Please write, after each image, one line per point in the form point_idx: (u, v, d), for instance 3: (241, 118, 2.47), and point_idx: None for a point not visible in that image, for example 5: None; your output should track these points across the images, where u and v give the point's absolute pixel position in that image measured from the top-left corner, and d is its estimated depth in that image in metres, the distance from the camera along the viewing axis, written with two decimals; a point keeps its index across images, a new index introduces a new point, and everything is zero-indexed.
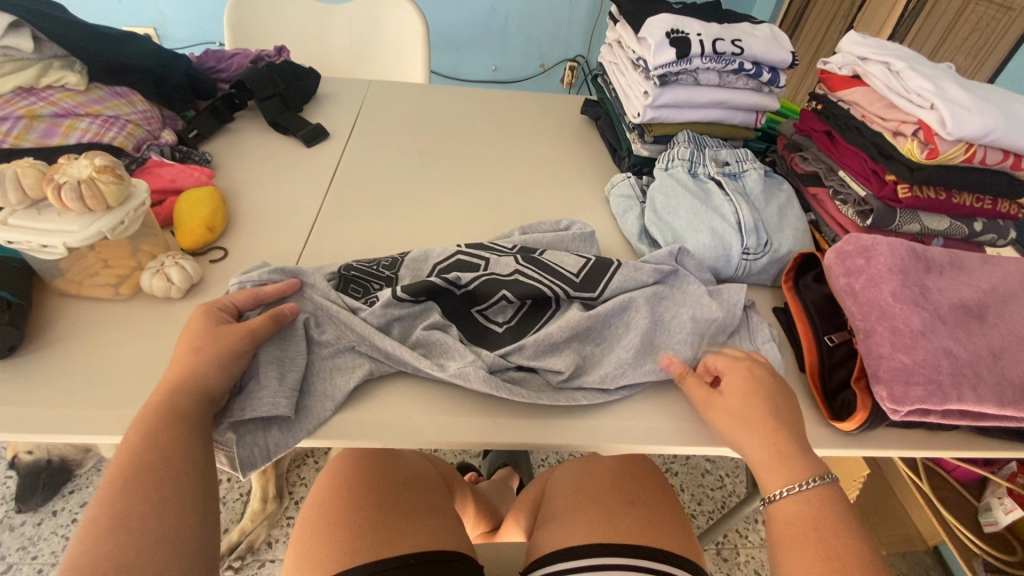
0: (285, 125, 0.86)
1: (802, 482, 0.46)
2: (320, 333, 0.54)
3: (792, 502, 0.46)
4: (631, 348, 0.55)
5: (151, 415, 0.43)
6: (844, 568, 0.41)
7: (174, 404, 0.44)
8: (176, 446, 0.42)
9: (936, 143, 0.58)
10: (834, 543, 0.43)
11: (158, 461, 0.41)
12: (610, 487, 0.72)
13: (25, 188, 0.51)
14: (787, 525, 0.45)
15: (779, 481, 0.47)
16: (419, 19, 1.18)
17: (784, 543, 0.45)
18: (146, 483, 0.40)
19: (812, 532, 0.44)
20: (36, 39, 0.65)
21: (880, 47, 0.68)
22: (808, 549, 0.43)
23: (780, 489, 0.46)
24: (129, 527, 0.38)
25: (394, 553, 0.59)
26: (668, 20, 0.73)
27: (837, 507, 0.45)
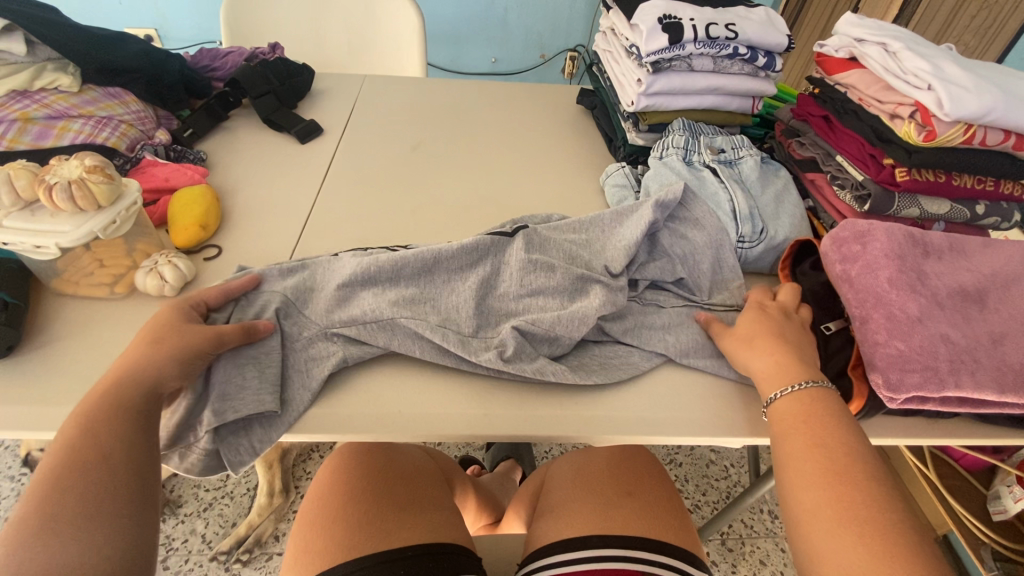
0: (279, 122, 0.86)
1: (795, 384, 0.49)
2: (294, 322, 0.54)
3: (789, 402, 0.48)
4: (620, 233, 0.61)
5: (93, 401, 0.43)
6: (831, 455, 0.43)
7: (116, 391, 0.44)
8: (111, 431, 0.41)
9: (934, 125, 0.57)
10: (822, 436, 0.45)
11: (91, 449, 0.40)
12: (610, 477, 0.72)
13: (17, 190, 0.52)
14: (785, 421, 0.47)
15: (773, 385, 0.50)
16: (415, 11, 1.17)
17: (780, 441, 0.47)
18: (75, 470, 0.39)
19: (802, 424, 0.46)
20: (29, 43, 0.66)
21: (878, 28, 0.67)
22: (799, 444, 0.45)
23: (776, 391, 0.49)
24: (52, 516, 0.37)
25: (394, 545, 0.59)
26: (660, 5, 0.72)
27: (829, 402, 0.47)
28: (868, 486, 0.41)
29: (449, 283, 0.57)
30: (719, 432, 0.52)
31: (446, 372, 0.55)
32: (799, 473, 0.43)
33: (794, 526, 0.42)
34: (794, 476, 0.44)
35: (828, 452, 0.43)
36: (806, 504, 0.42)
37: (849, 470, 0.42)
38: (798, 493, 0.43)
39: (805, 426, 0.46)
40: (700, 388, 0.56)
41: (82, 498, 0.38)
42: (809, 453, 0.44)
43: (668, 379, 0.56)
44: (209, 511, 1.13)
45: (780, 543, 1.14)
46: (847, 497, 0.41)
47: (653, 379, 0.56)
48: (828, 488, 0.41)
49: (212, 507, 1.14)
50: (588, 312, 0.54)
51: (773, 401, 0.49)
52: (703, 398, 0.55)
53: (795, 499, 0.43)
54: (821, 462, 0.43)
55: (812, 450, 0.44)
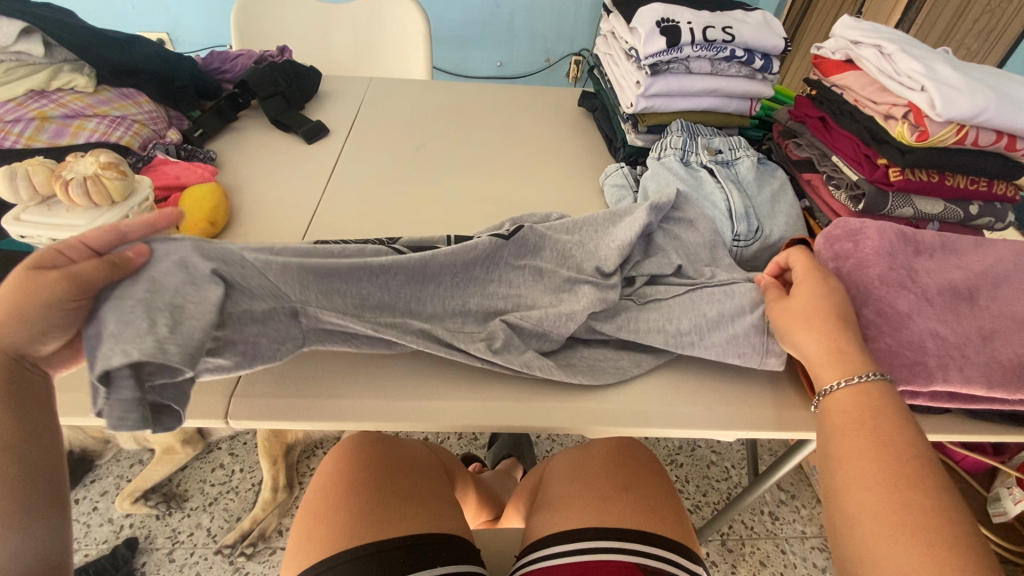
0: (286, 123, 0.88)
1: (859, 374, 0.46)
2: (259, 287, 0.46)
3: (850, 394, 0.45)
4: (612, 233, 0.61)
5: None
6: (896, 455, 0.40)
7: None
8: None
9: (926, 125, 0.58)
10: (887, 433, 0.42)
11: None
12: (608, 472, 0.73)
13: (35, 186, 0.54)
14: (843, 414, 0.45)
15: (834, 373, 0.47)
16: (420, 16, 1.20)
17: (838, 435, 0.44)
18: None
19: (861, 422, 0.43)
20: (47, 45, 0.69)
21: (874, 30, 0.68)
22: (860, 440, 0.42)
23: (836, 380, 0.47)
24: None
25: (394, 535, 0.61)
26: (659, 9, 0.73)
27: (890, 399, 0.44)
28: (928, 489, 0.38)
29: (446, 267, 0.54)
30: (711, 425, 0.53)
31: (446, 366, 0.56)
32: (860, 472, 0.40)
33: (846, 526, 0.40)
34: (853, 474, 0.41)
35: (892, 450, 0.41)
36: (865, 505, 0.39)
37: (917, 474, 0.39)
38: (856, 491, 0.40)
39: (866, 425, 0.43)
40: (694, 383, 0.57)
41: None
42: (873, 451, 0.41)
43: (663, 374, 0.57)
44: (214, 506, 1.15)
45: (781, 544, 1.14)
46: (912, 503, 0.38)
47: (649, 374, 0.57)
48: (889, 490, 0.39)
49: (218, 501, 1.16)
50: (576, 310, 0.55)
51: (831, 391, 0.47)
52: (695, 393, 0.56)
53: (851, 499, 0.40)
54: (886, 461, 0.40)
55: (877, 448, 0.41)
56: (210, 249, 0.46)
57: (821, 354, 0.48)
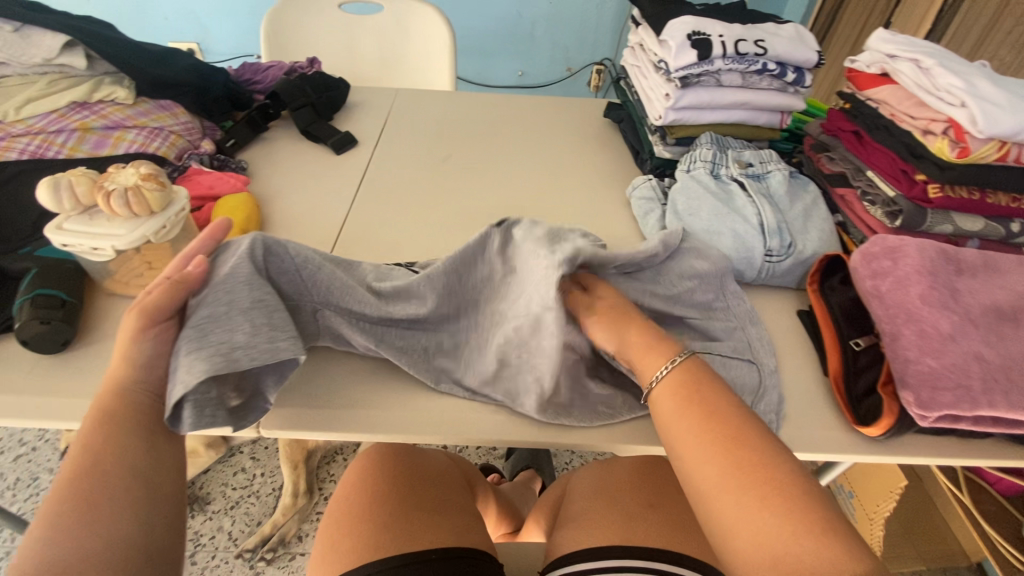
0: (316, 133, 0.89)
1: (669, 362, 0.49)
2: (296, 284, 0.53)
3: (671, 376, 0.48)
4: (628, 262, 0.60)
5: (87, 423, 0.42)
6: (718, 423, 0.44)
7: (108, 405, 0.42)
8: (111, 444, 0.41)
9: (968, 141, 0.57)
10: (709, 404, 0.45)
11: (96, 465, 0.40)
12: (633, 489, 0.72)
13: (77, 197, 0.56)
14: (666, 399, 0.48)
15: (655, 364, 0.50)
16: (446, 27, 1.22)
17: (669, 417, 0.47)
18: (87, 486, 0.39)
19: (684, 399, 0.46)
20: (89, 58, 0.71)
21: (910, 44, 0.67)
22: (687, 418, 0.45)
23: (658, 372, 0.49)
24: (79, 526, 0.38)
25: (418, 548, 0.60)
26: (689, 21, 0.72)
27: (705, 373, 0.48)
28: (759, 451, 0.42)
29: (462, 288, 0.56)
30: None
31: None
32: (692, 448, 0.44)
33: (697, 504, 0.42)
34: (692, 452, 0.43)
35: (718, 420, 0.44)
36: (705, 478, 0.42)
37: (739, 441, 0.43)
38: (698, 464, 0.43)
39: (688, 404, 0.46)
40: None
41: (86, 508, 0.38)
42: (698, 428, 0.44)
43: None
44: (235, 509, 1.16)
45: None
46: (738, 463, 0.41)
47: None
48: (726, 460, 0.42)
49: (239, 505, 1.17)
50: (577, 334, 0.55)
51: (656, 383, 0.49)
52: None
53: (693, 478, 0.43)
54: (710, 433, 0.43)
55: (701, 423, 0.44)
56: (276, 246, 0.52)
57: (644, 354, 0.51)
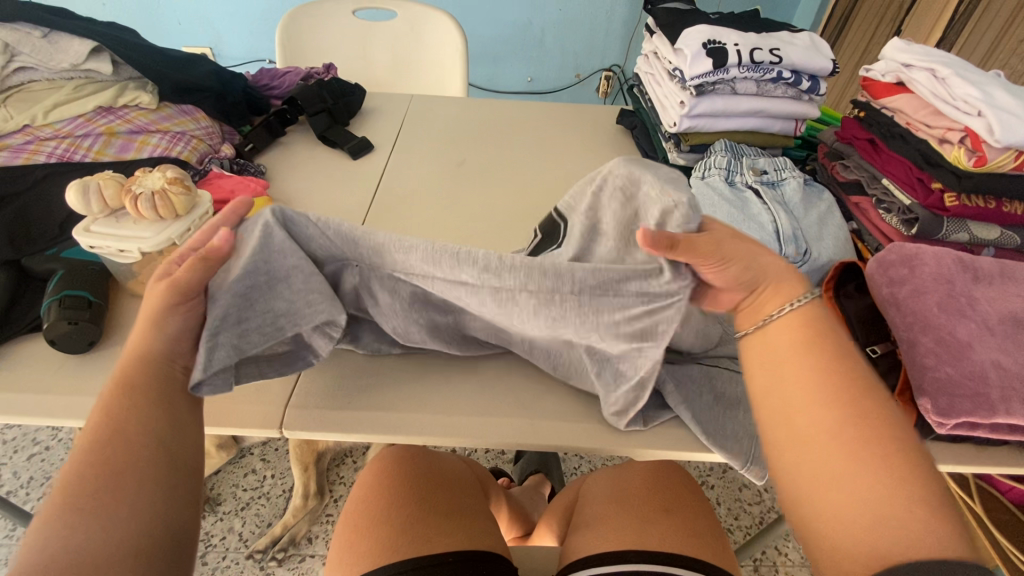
0: (333, 139, 0.90)
1: (794, 301, 0.47)
2: (327, 251, 0.48)
3: (796, 315, 0.47)
4: None
5: (109, 395, 0.42)
6: (839, 378, 0.44)
7: (131, 375, 0.43)
8: (132, 418, 0.41)
9: (984, 151, 0.57)
10: (832, 358, 0.45)
11: (115, 437, 0.40)
12: (646, 494, 0.72)
13: (105, 199, 0.57)
14: (783, 339, 0.47)
15: (775, 303, 0.47)
16: (460, 35, 1.23)
17: (782, 359, 0.46)
18: (102, 458, 0.39)
19: (799, 351, 0.46)
20: (114, 63, 0.73)
21: (925, 53, 0.67)
22: (808, 364, 0.45)
23: (779, 307, 0.47)
24: (90, 501, 0.38)
25: (434, 550, 0.61)
26: (705, 30, 0.73)
27: (825, 321, 0.47)
28: (876, 417, 0.42)
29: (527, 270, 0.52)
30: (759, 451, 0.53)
31: (492, 380, 0.57)
32: (806, 396, 0.44)
33: (797, 447, 0.43)
34: (803, 399, 0.44)
35: (842, 375, 0.44)
36: (817, 428, 0.43)
37: (858, 396, 0.43)
38: (808, 414, 0.43)
39: (805, 357, 0.45)
40: None
41: (104, 483, 0.39)
42: (819, 377, 0.44)
43: None
44: (246, 510, 1.17)
45: None
46: (854, 418, 0.42)
47: None
48: (839, 423, 0.42)
49: (249, 506, 1.18)
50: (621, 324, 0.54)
51: (772, 318, 0.47)
52: None
53: (800, 424, 0.43)
54: (835, 383, 0.44)
55: (824, 371, 0.44)
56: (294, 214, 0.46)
57: (773, 285, 0.48)
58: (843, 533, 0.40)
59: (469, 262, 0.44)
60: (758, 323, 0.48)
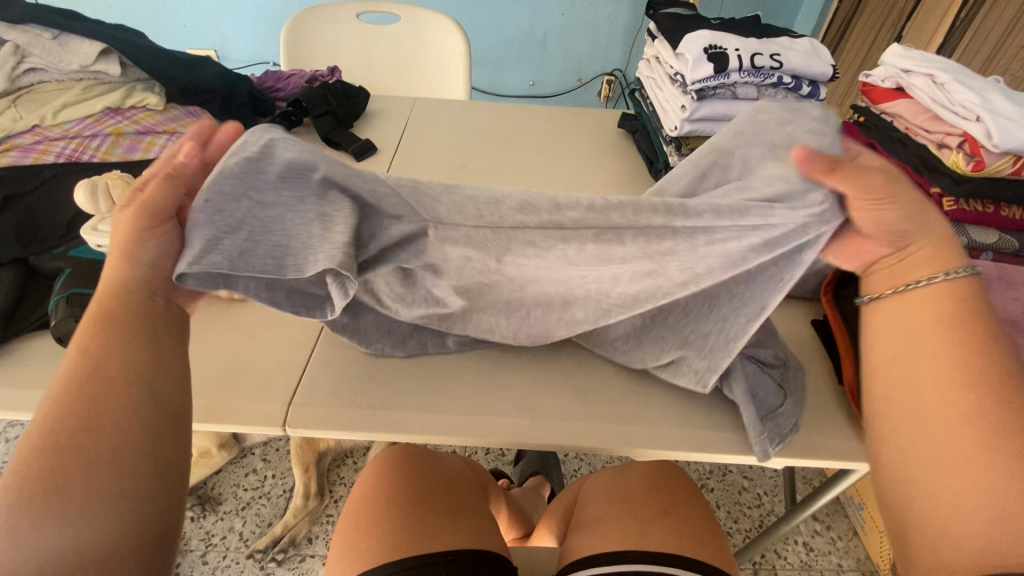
0: (336, 140, 0.91)
1: (947, 272, 0.45)
2: (395, 214, 0.42)
3: (934, 289, 0.45)
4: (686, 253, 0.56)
5: (88, 328, 0.42)
6: (970, 358, 0.42)
7: (107, 306, 0.42)
8: (113, 346, 0.41)
9: (982, 156, 0.58)
10: (971, 337, 0.43)
11: (96, 365, 0.40)
12: (645, 494, 0.72)
13: (113, 199, 0.58)
14: (920, 312, 0.45)
15: (922, 270, 0.45)
16: (463, 39, 1.24)
17: (911, 333, 0.45)
18: (85, 386, 0.39)
19: (934, 324, 0.44)
20: (123, 65, 0.74)
21: (925, 59, 0.68)
22: (936, 338, 0.43)
23: (926, 276, 0.45)
24: (75, 426, 0.38)
25: (434, 549, 0.61)
26: (707, 35, 0.74)
27: (972, 299, 0.44)
28: (1011, 401, 0.40)
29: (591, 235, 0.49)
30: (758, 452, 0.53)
31: (493, 380, 0.58)
32: (932, 371, 0.43)
33: (914, 421, 0.43)
34: (928, 373, 0.43)
35: (979, 356, 0.42)
36: (940, 404, 0.42)
37: (992, 378, 0.41)
38: (933, 391, 0.42)
39: (941, 329, 0.44)
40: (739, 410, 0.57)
41: (89, 409, 0.38)
42: (952, 354, 0.43)
43: (709, 399, 0.57)
44: (247, 510, 1.17)
45: None
46: (983, 401, 0.41)
47: (695, 399, 0.57)
48: (955, 400, 0.42)
49: (250, 506, 1.18)
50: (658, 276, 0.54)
51: (907, 289, 0.46)
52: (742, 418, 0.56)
53: (925, 398, 0.43)
54: (968, 362, 0.42)
55: (959, 348, 0.43)
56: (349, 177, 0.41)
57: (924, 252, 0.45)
58: (963, 519, 0.39)
59: (574, 204, 0.42)
60: (892, 289, 0.46)
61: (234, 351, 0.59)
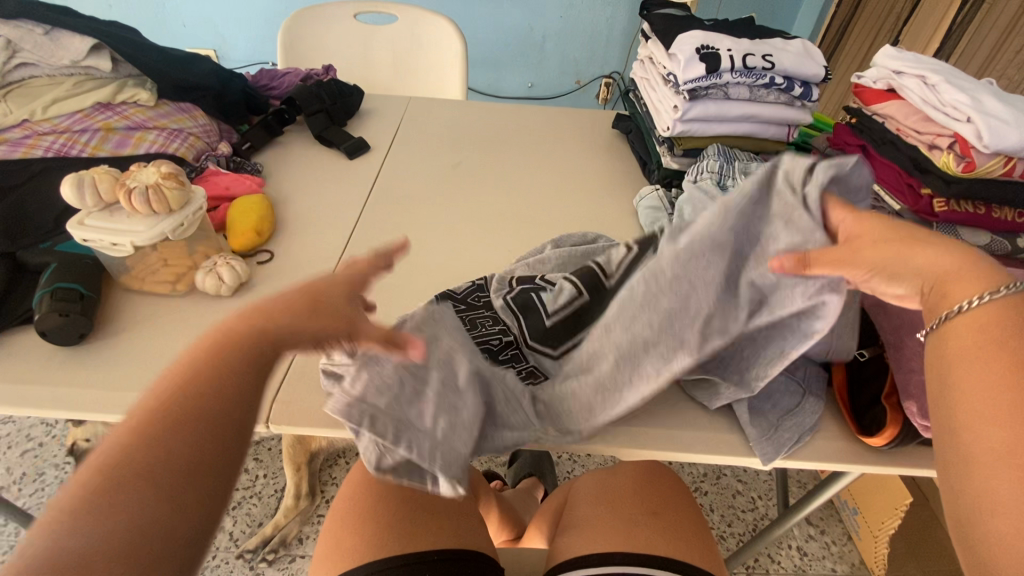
0: (329, 138, 0.91)
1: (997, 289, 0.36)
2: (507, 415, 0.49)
3: (980, 311, 0.36)
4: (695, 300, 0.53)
5: (203, 350, 0.37)
6: None
7: (237, 342, 0.38)
8: (216, 388, 0.35)
9: (973, 156, 0.58)
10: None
11: (191, 400, 0.34)
12: (634, 496, 0.71)
13: (100, 194, 0.57)
14: (967, 337, 0.36)
15: (966, 289, 0.37)
16: (460, 40, 1.24)
17: (961, 363, 0.36)
18: (171, 417, 0.33)
19: (985, 353, 0.35)
20: (114, 61, 0.74)
21: (916, 61, 0.68)
22: (993, 368, 0.34)
23: (972, 296, 0.37)
24: (130, 480, 0.31)
25: (419, 549, 0.61)
26: (699, 35, 0.74)
27: None
28: None
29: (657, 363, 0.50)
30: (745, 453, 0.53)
31: None
32: (985, 406, 0.34)
33: (966, 470, 0.34)
34: (978, 409, 0.34)
35: None
36: (994, 447, 0.33)
37: None
38: (983, 429, 0.33)
39: (996, 354, 0.35)
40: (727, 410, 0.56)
41: (153, 462, 0.32)
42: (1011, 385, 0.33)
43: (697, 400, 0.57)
44: (237, 510, 1.17)
45: None
46: None
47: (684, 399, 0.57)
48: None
49: (241, 505, 1.18)
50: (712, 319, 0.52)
51: (956, 311, 0.37)
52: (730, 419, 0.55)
53: (977, 439, 0.33)
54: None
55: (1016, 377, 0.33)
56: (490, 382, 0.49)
57: (953, 270, 0.39)
58: None
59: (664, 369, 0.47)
60: (937, 319, 0.38)
61: None
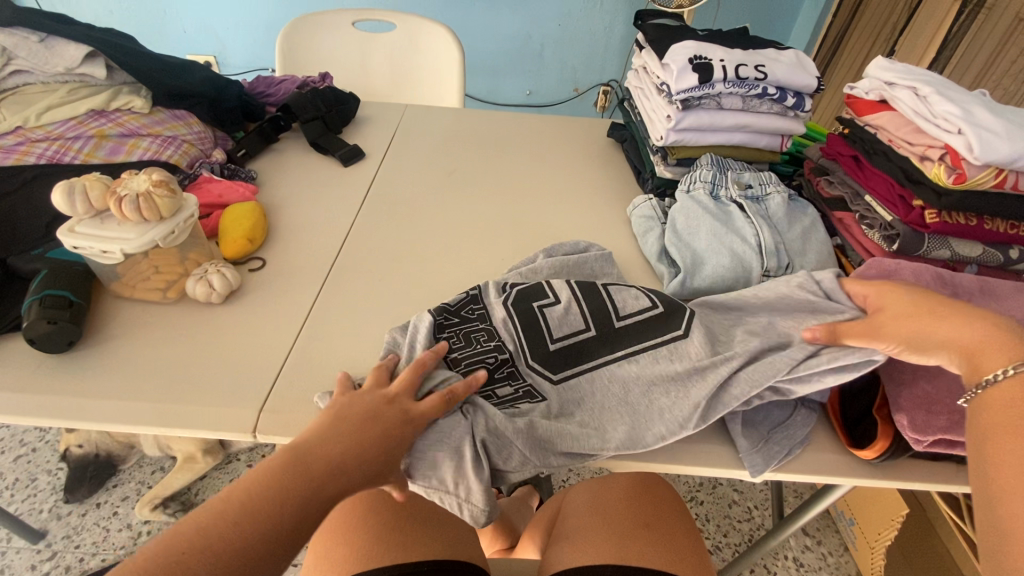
0: (324, 145, 0.91)
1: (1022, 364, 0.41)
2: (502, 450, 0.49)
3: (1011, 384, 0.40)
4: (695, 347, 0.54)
5: (283, 460, 0.41)
6: None
7: (310, 463, 0.42)
8: (279, 507, 0.39)
9: (964, 168, 0.58)
10: None
11: (257, 502, 0.39)
12: (626, 505, 0.71)
13: (90, 201, 0.57)
14: (998, 412, 0.40)
15: (996, 360, 0.42)
16: (457, 48, 1.25)
17: (996, 433, 0.40)
18: (238, 513, 0.38)
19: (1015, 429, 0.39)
20: (109, 68, 0.74)
21: (907, 72, 0.68)
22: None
23: (999, 369, 0.41)
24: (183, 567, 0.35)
25: (408, 559, 0.61)
26: (691, 46, 0.74)
27: None
28: None
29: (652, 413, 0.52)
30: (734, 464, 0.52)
31: None
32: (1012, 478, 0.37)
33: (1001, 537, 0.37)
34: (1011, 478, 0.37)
35: None
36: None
37: None
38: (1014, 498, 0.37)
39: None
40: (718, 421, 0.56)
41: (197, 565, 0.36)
42: None
43: None
44: None
45: None
46: None
47: None
48: None
49: None
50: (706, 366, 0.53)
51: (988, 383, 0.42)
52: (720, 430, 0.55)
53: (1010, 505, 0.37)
54: None
55: None
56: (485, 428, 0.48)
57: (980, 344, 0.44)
58: None
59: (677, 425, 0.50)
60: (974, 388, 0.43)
61: (208, 355, 0.58)
